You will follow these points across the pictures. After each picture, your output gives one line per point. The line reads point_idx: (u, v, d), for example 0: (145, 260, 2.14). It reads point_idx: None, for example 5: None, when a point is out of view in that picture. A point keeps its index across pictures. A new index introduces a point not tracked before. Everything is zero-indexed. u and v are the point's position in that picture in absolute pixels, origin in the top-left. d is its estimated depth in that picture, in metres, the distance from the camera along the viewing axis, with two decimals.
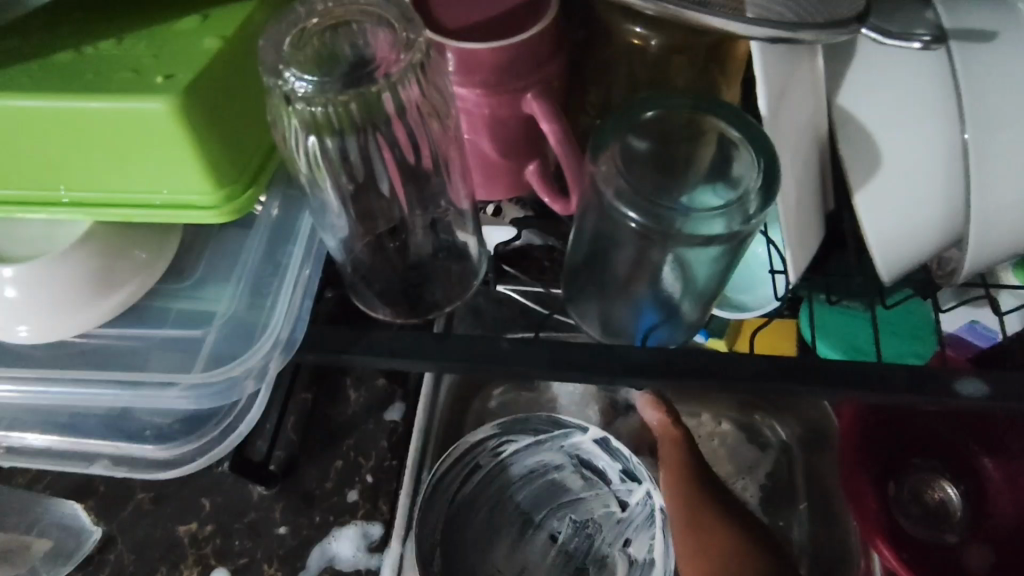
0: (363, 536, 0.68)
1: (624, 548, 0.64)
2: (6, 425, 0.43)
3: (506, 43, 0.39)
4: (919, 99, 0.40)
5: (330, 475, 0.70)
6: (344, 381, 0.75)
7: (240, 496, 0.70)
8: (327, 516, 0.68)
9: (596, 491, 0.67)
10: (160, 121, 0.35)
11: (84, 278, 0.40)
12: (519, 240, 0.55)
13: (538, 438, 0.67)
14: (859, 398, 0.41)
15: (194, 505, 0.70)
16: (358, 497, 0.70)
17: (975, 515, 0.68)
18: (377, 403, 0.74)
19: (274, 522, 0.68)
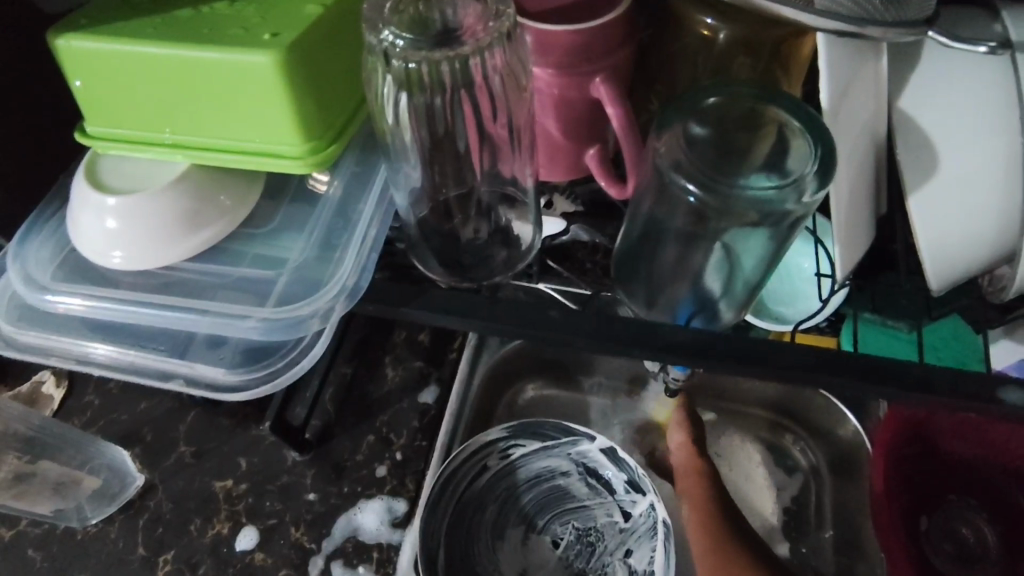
0: (388, 512, 0.68)
1: (625, 559, 0.66)
2: (82, 337, 0.46)
3: (581, 26, 0.41)
4: (981, 108, 0.41)
5: (362, 449, 0.72)
6: (383, 359, 0.77)
7: (275, 459, 0.72)
8: (355, 487, 0.70)
9: (603, 501, 0.69)
10: (265, 73, 0.38)
11: (179, 213, 0.44)
12: (566, 233, 0.55)
13: (543, 446, 0.69)
14: (901, 396, 0.42)
15: (231, 463, 0.71)
16: (386, 472, 0.71)
17: (1010, 559, 0.67)
18: (411, 386, 0.75)
19: (305, 488, 0.70)
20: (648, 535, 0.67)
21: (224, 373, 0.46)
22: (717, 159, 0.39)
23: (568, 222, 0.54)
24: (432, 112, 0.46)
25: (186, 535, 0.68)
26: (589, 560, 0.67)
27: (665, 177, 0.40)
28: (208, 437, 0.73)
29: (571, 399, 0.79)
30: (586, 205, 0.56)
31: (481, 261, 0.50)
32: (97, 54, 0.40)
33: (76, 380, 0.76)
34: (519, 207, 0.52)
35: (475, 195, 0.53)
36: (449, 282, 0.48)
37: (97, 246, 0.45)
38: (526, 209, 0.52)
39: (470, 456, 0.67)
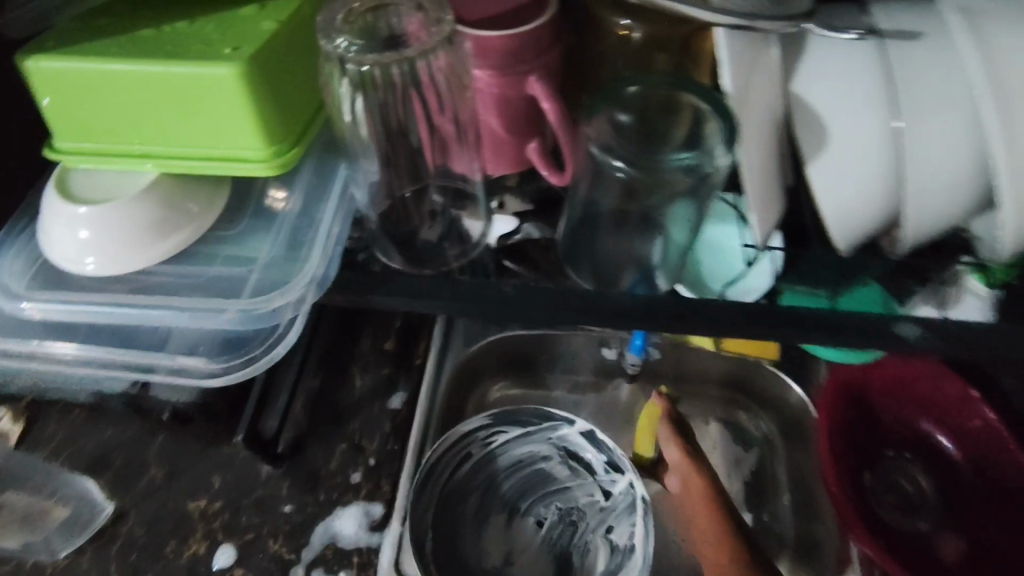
0: (366, 516, 0.70)
1: (607, 535, 0.70)
2: (64, 340, 0.49)
3: (514, 31, 0.46)
4: (861, 87, 0.47)
5: (334, 458, 0.74)
6: (350, 368, 0.80)
7: (249, 474, 0.73)
8: (330, 496, 0.71)
9: (583, 483, 0.73)
10: (228, 84, 0.42)
11: (150, 219, 0.47)
12: (519, 232, 0.58)
13: (523, 433, 0.74)
14: (816, 340, 0.47)
15: (205, 481, 0.73)
16: (361, 478, 0.72)
17: (949, 501, 0.75)
18: (379, 393, 0.79)
19: (280, 501, 0.71)
20: (626, 509, 0.71)
21: (203, 363, 0.48)
22: (642, 139, 0.45)
23: (519, 221, 0.58)
24: (384, 108, 0.52)
25: (162, 558, 0.68)
26: (571, 537, 0.71)
27: (597, 159, 0.45)
28: (179, 458, 0.74)
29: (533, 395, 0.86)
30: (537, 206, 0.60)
31: (433, 258, 0.53)
32: (65, 73, 0.43)
33: (39, 417, 0.77)
34: (470, 205, 0.57)
35: (428, 190, 0.58)
36: (408, 269, 0.51)
37: (70, 254, 0.47)
38: (476, 208, 0.57)
39: (454, 442, 0.73)
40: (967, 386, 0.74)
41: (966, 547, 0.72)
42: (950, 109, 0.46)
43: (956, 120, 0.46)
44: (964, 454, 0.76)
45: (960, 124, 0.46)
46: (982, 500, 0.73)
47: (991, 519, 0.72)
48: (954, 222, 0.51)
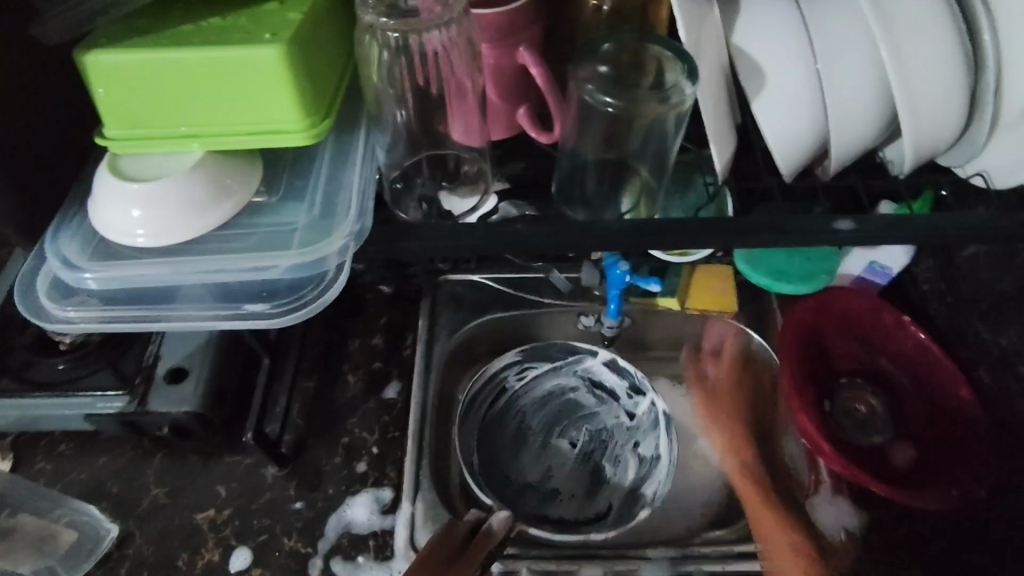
0: (376, 500, 0.86)
1: (636, 448, 0.99)
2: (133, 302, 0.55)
3: (506, 8, 0.55)
4: (788, 35, 0.58)
5: (338, 452, 0.90)
6: (342, 371, 0.98)
7: (254, 481, 0.87)
8: (339, 488, 0.86)
9: (610, 408, 1.03)
10: (272, 62, 0.49)
11: (197, 193, 0.53)
12: (497, 211, 0.63)
13: (552, 372, 1.04)
14: (774, 241, 0.58)
15: (211, 492, 0.85)
16: (366, 467, 0.88)
17: (890, 415, 1.00)
18: (372, 388, 0.96)
19: (290, 499, 0.85)
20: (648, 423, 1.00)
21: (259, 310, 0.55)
22: (618, 87, 0.55)
23: (498, 200, 0.63)
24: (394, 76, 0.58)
25: (175, 569, 0.80)
26: (603, 451, 0.99)
27: (589, 101, 0.55)
28: (179, 477, 0.87)
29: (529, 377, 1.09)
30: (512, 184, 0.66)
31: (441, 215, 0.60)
32: (119, 64, 0.48)
33: (24, 458, 0.87)
34: (469, 182, 0.64)
35: (436, 155, 0.66)
36: (426, 219, 0.59)
37: (123, 229, 0.53)
38: (474, 184, 0.64)
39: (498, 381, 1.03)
40: (901, 314, 0.98)
41: (913, 452, 0.96)
42: (857, 45, 0.58)
43: (859, 55, 0.58)
44: (899, 372, 1.01)
45: (863, 59, 0.58)
46: (915, 409, 0.99)
47: (928, 426, 0.96)
48: (869, 144, 0.63)
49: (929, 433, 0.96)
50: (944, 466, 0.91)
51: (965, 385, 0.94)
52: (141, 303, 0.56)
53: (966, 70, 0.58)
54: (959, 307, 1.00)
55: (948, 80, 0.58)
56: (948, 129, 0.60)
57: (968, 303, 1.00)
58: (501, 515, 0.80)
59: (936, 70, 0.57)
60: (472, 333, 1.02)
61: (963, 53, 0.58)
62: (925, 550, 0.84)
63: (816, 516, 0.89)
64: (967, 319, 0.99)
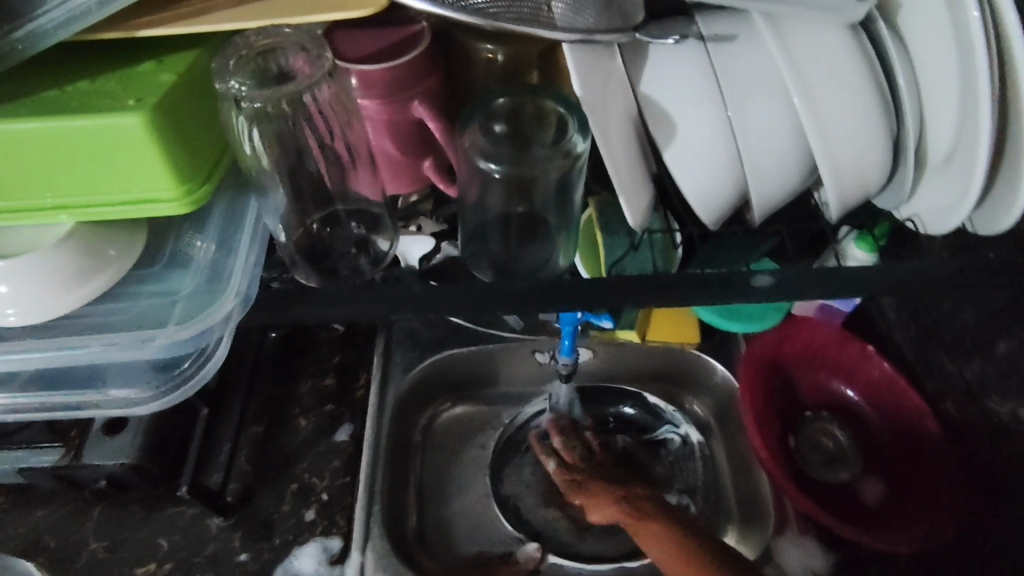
0: (324, 549, 0.85)
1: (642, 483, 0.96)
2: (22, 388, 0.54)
3: (390, 63, 0.52)
4: (694, 84, 0.56)
5: (286, 500, 0.88)
6: (292, 413, 0.95)
7: (198, 532, 0.86)
8: (286, 537, 0.85)
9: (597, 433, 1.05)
10: (134, 131, 0.46)
11: (66, 268, 0.49)
12: (441, 253, 0.66)
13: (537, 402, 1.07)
14: (691, 300, 0.55)
15: (152, 545, 0.85)
16: (314, 515, 0.87)
17: (856, 448, 0.99)
18: (325, 430, 0.94)
19: (234, 550, 0.84)
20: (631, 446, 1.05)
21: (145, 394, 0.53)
22: (516, 145, 0.52)
23: (438, 241, 0.67)
24: (280, 132, 0.55)
25: None
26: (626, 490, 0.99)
27: (478, 167, 0.53)
28: (119, 530, 0.86)
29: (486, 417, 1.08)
30: (450, 226, 0.69)
31: (347, 275, 0.57)
32: None
33: None
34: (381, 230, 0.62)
35: (338, 213, 0.63)
36: (324, 285, 0.55)
37: None
38: (387, 232, 0.62)
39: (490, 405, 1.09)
40: (865, 344, 0.96)
41: (883, 487, 0.94)
42: (768, 92, 0.55)
43: (771, 102, 0.55)
44: (866, 405, 0.99)
45: (775, 106, 0.55)
46: (880, 441, 0.97)
47: (894, 458, 0.95)
48: (791, 190, 0.60)
49: (895, 466, 0.94)
50: (914, 505, 0.89)
51: (931, 419, 0.89)
52: (30, 388, 0.54)
53: (882, 115, 0.56)
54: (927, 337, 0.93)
55: (863, 128, 0.55)
56: (871, 174, 0.57)
57: (931, 334, 0.91)
58: (531, 548, 0.94)
59: (851, 117, 0.55)
60: (444, 368, 1.06)
61: (880, 97, 0.55)
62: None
63: (782, 557, 0.91)
64: (933, 349, 0.92)
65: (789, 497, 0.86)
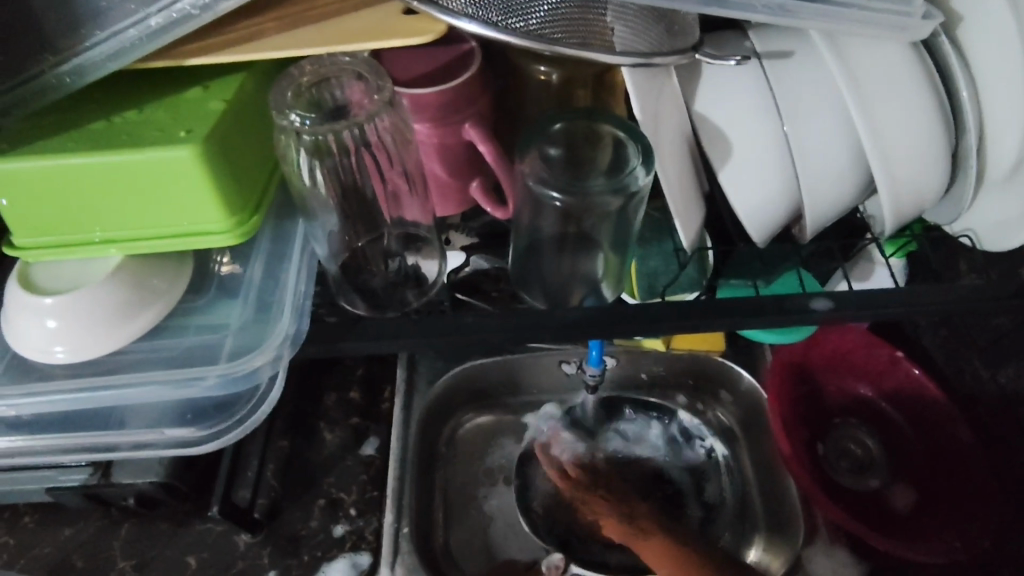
0: (353, 565, 0.84)
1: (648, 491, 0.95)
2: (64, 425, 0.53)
3: (444, 86, 0.51)
4: (752, 102, 0.55)
5: (313, 516, 0.87)
6: (319, 427, 0.95)
7: (227, 549, 0.85)
8: (315, 553, 0.84)
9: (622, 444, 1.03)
10: (187, 164, 0.45)
11: (115, 304, 0.48)
12: (469, 265, 0.68)
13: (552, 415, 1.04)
14: (749, 324, 0.54)
15: (180, 563, 0.84)
16: (343, 531, 0.86)
17: (886, 454, 0.97)
18: (350, 445, 0.93)
19: (264, 567, 0.83)
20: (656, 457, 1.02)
21: (192, 431, 0.53)
22: (571, 170, 0.51)
23: (468, 254, 0.67)
24: (339, 168, 0.55)
25: None
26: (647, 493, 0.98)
27: (534, 191, 0.51)
28: (146, 548, 0.85)
29: (508, 422, 1.05)
30: (482, 237, 0.68)
31: (395, 301, 0.57)
32: (16, 173, 0.44)
33: None
34: (424, 247, 0.62)
35: (384, 235, 0.62)
36: (373, 314, 0.55)
37: (38, 346, 0.48)
38: (430, 248, 0.62)
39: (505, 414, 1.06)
40: (894, 350, 0.95)
41: (914, 494, 0.92)
42: (825, 109, 0.54)
43: (828, 119, 0.54)
44: (894, 410, 0.98)
45: (832, 123, 0.54)
46: (911, 447, 0.95)
47: (927, 465, 0.93)
48: (844, 207, 0.59)
49: (928, 474, 0.92)
50: (943, 515, 0.87)
51: (963, 425, 0.89)
52: (73, 424, 0.54)
53: (944, 131, 0.54)
54: (957, 343, 0.92)
55: (922, 145, 0.54)
56: (928, 191, 0.56)
57: (965, 338, 0.91)
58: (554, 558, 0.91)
59: (910, 134, 0.53)
60: (468, 378, 1.04)
61: (941, 112, 0.54)
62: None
63: (812, 566, 0.88)
64: (966, 356, 0.91)
65: (819, 506, 0.84)
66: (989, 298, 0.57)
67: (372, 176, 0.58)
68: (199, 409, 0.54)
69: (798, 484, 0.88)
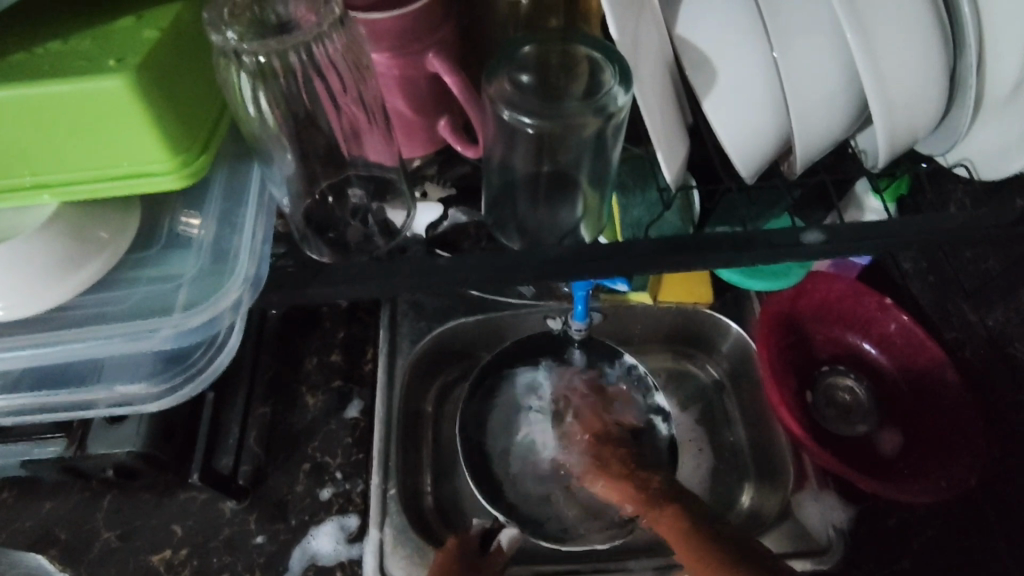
0: (341, 528, 0.83)
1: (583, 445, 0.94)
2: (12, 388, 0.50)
3: (401, 12, 0.47)
4: (735, 22, 0.51)
5: (299, 480, 0.85)
6: (300, 391, 0.92)
7: (213, 516, 0.83)
8: (302, 517, 0.83)
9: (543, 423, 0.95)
10: (118, 95, 0.40)
11: (56, 255, 0.44)
12: (447, 218, 0.63)
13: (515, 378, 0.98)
14: (738, 260, 0.51)
15: (166, 532, 0.82)
16: (330, 494, 0.85)
17: (873, 398, 0.96)
18: (334, 408, 0.91)
19: (251, 533, 0.82)
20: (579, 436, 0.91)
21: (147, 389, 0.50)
22: (545, 97, 0.48)
23: (445, 207, 0.63)
24: (286, 93, 0.50)
25: None
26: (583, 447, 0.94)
27: (505, 119, 0.47)
28: (131, 518, 0.83)
29: None
30: (458, 190, 0.65)
31: (361, 248, 0.54)
32: None
33: None
34: (394, 198, 0.59)
35: (350, 182, 0.59)
36: (337, 259, 0.51)
37: None
38: (399, 199, 0.59)
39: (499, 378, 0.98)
40: (882, 297, 0.93)
41: (901, 438, 0.92)
42: (816, 26, 0.50)
43: (820, 38, 0.50)
44: (883, 357, 0.97)
45: (823, 43, 0.51)
46: (897, 390, 0.95)
47: (914, 407, 0.92)
48: (835, 138, 0.56)
49: (915, 417, 0.92)
50: (931, 455, 0.86)
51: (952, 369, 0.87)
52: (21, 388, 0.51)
53: (941, 47, 0.52)
54: (943, 286, 0.91)
55: (919, 63, 0.51)
56: (925, 115, 0.53)
57: (951, 281, 0.89)
58: (512, 531, 0.86)
59: (904, 52, 0.50)
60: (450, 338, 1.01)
61: (937, 28, 0.51)
62: (912, 541, 0.80)
63: (800, 512, 0.88)
64: (953, 299, 0.89)
65: (807, 450, 0.83)
66: (985, 229, 0.54)
67: (325, 106, 0.55)
68: (155, 366, 0.51)
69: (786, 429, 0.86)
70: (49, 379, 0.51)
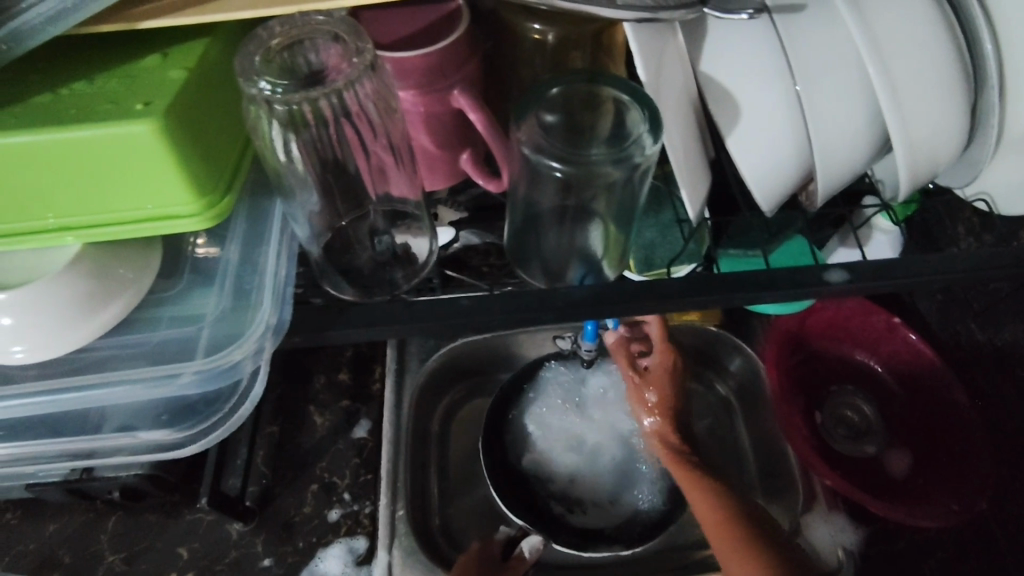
0: (350, 551, 0.81)
1: (539, 428, 0.95)
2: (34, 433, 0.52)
3: (430, 50, 0.47)
4: (762, 61, 0.51)
5: (307, 501, 0.85)
6: (309, 410, 0.92)
7: (219, 538, 0.82)
8: (310, 540, 0.82)
9: (584, 434, 0.95)
10: (147, 142, 0.40)
11: (79, 297, 0.44)
12: (458, 240, 0.63)
13: (614, 374, 0.97)
14: (758, 299, 0.52)
15: (173, 554, 0.81)
16: (338, 516, 0.84)
17: (882, 420, 0.95)
18: (341, 427, 0.90)
19: (258, 556, 0.81)
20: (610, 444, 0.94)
21: (165, 434, 0.52)
22: (571, 137, 0.48)
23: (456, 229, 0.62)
24: (315, 140, 0.50)
25: None
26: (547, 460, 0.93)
27: (532, 161, 0.47)
28: (136, 540, 0.82)
29: None
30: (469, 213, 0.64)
31: (383, 282, 0.54)
32: None
33: None
34: (413, 225, 0.58)
35: (367, 214, 0.59)
36: (361, 298, 0.51)
37: None
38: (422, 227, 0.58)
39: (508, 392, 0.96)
40: (891, 316, 0.92)
41: (911, 460, 0.90)
42: (842, 67, 0.50)
43: (846, 79, 0.50)
44: (890, 376, 0.96)
45: (850, 83, 0.50)
46: (904, 411, 0.94)
47: (924, 429, 0.91)
48: (858, 173, 0.56)
49: (925, 439, 0.91)
50: (943, 476, 0.85)
51: (958, 389, 0.87)
52: (39, 432, 0.52)
53: (964, 87, 0.52)
54: (952, 308, 0.90)
55: (944, 102, 0.51)
56: (948, 152, 0.53)
57: (961, 301, 0.88)
58: (535, 540, 0.85)
59: (930, 91, 0.50)
60: (457, 357, 0.99)
61: (962, 67, 0.51)
62: (924, 564, 0.79)
63: (811, 533, 0.87)
64: (961, 320, 0.89)
65: (817, 474, 0.82)
66: (1002, 266, 0.55)
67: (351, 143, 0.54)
68: (174, 410, 0.53)
69: (794, 449, 0.86)
70: (69, 425, 0.53)
